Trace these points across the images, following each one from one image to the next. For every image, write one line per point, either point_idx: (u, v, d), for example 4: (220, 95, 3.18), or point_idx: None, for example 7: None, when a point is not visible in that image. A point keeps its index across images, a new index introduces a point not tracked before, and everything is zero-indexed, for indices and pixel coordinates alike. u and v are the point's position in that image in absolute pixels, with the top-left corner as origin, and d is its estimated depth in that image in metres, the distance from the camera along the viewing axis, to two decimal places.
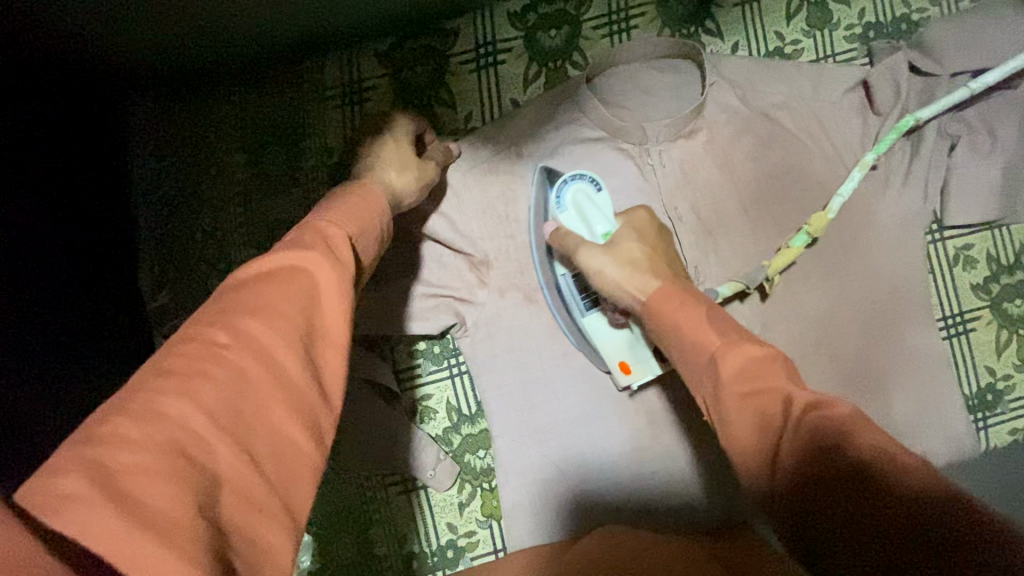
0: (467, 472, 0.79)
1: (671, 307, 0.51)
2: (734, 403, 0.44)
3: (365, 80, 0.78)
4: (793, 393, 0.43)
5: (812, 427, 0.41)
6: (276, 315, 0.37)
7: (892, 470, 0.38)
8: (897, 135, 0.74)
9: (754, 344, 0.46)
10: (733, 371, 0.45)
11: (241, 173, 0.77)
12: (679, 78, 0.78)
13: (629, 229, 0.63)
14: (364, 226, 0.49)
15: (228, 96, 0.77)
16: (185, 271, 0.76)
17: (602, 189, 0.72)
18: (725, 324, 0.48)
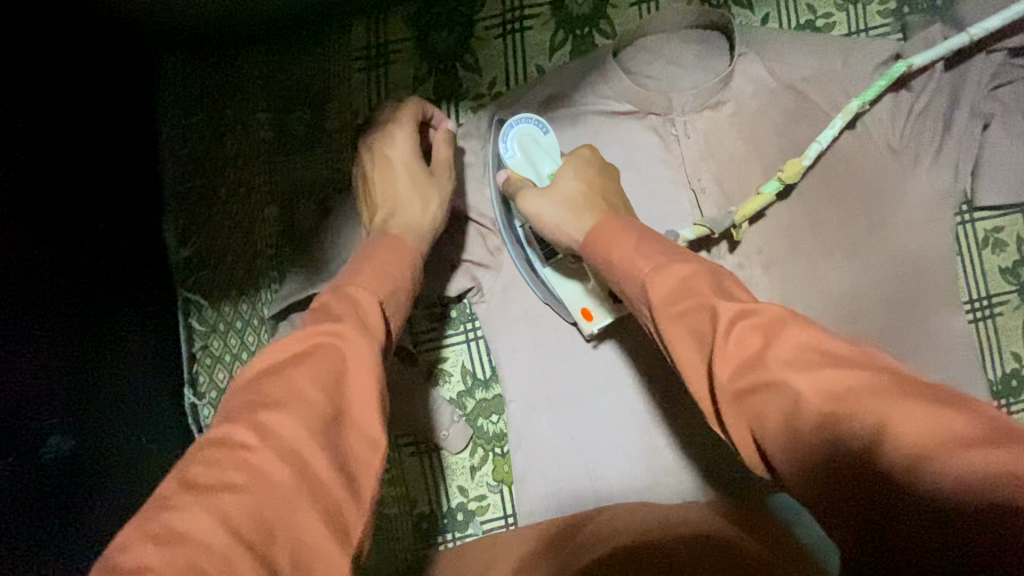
0: (480, 436, 0.79)
1: (603, 245, 0.55)
2: (672, 323, 0.47)
3: (391, 43, 0.78)
4: (719, 304, 0.46)
5: (738, 337, 0.44)
6: (299, 400, 0.42)
7: (817, 365, 0.41)
8: (889, 81, 0.73)
9: (680, 264, 0.50)
10: (661, 297, 0.48)
11: (266, 131, 0.78)
12: (708, 48, 0.77)
13: (574, 166, 0.66)
14: (392, 293, 0.53)
15: (257, 55, 0.78)
16: (210, 226, 0.77)
17: (548, 131, 0.71)
18: (654, 246, 0.52)
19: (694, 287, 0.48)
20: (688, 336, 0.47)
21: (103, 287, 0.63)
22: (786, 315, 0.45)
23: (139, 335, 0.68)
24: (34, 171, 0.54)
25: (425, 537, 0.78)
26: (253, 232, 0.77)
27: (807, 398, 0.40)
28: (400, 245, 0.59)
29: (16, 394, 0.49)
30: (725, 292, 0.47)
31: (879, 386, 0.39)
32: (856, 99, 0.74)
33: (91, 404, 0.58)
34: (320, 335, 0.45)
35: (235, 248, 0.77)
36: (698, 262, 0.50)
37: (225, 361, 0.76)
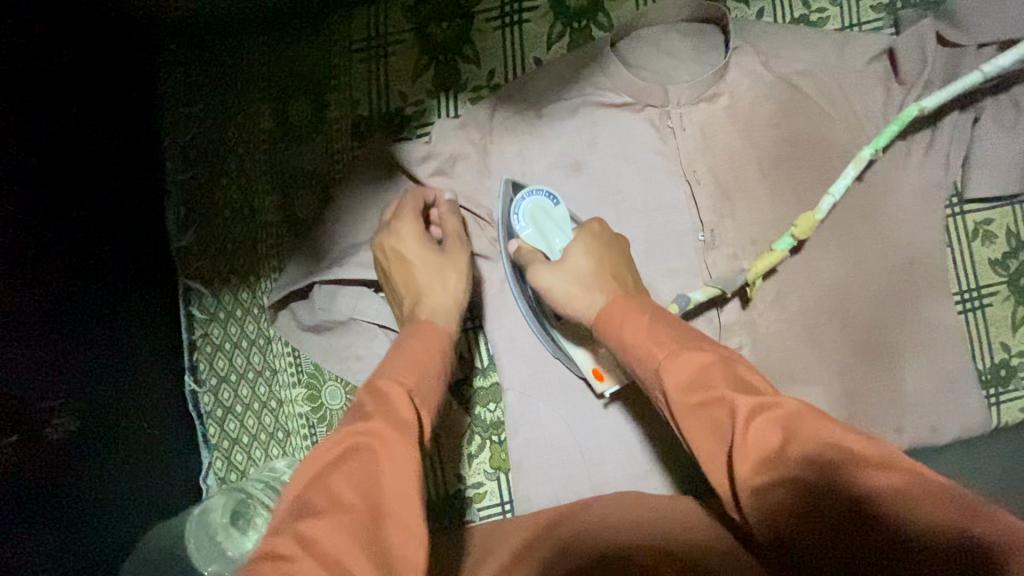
0: (477, 424, 0.81)
1: (618, 326, 0.54)
2: (689, 417, 0.46)
3: (391, 35, 0.79)
4: (732, 394, 0.44)
5: (758, 436, 0.42)
6: (336, 510, 0.41)
7: (832, 459, 0.40)
8: (900, 125, 0.74)
9: (694, 355, 0.48)
10: (679, 386, 0.47)
11: (266, 122, 0.78)
12: (703, 41, 0.78)
13: (585, 241, 0.65)
14: (424, 390, 0.50)
15: (258, 46, 0.78)
16: (211, 215, 0.78)
17: (559, 203, 0.74)
18: (671, 333, 0.50)
19: (709, 380, 0.46)
20: (702, 425, 0.46)
21: (101, 272, 0.63)
22: (803, 407, 0.43)
23: (140, 322, 0.69)
24: (33, 152, 0.54)
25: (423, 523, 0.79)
26: (254, 221, 0.78)
27: (830, 500, 0.40)
28: (431, 333, 0.56)
29: (20, 373, 0.50)
30: (741, 383, 0.45)
31: (886, 481, 0.38)
32: (867, 146, 0.75)
33: (91, 385, 0.59)
34: (355, 437, 0.44)
35: (236, 238, 0.78)
36: (713, 350, 0.49)
37: (225, 348, 0.77)
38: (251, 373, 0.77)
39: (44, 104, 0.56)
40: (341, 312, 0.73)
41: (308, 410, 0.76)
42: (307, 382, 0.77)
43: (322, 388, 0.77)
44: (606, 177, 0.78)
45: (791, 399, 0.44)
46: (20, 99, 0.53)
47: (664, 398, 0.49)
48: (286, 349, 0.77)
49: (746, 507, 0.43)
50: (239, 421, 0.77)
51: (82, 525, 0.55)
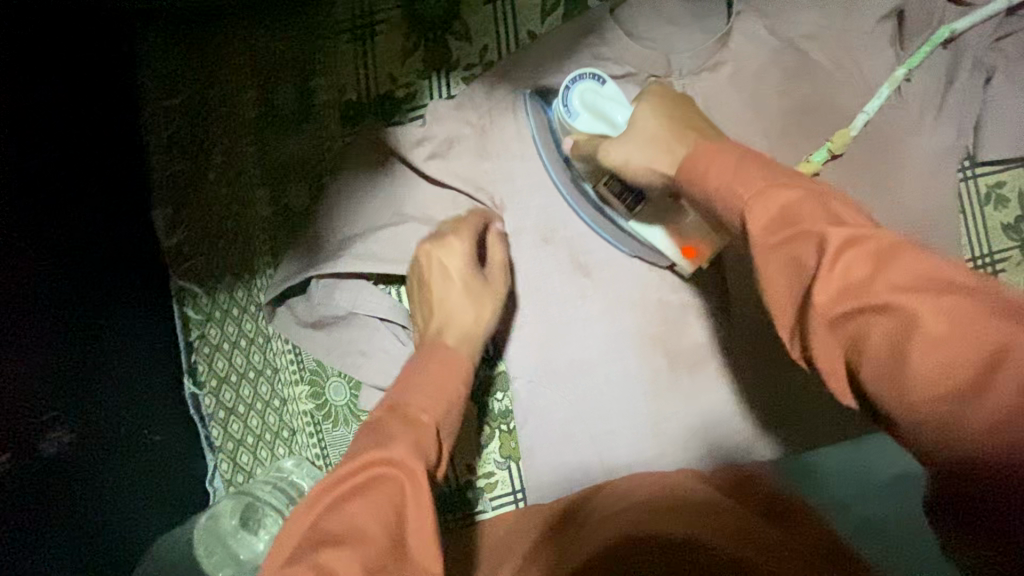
0: (485, 414, 0.79)
1: (700, 163, 0.45)
2: (768, 253, 0.40)
3: (376, 13, 0.75)
4: (822, 223, 0.38)
5: (851, 265, 0.36)
6: (358, 539, 0.38)
7: (936, 291, 0.34)
8: (932, 47, 0.73)
9: (785, 189, 0.41)
10: (760, 225, 0.40)
11: (250, 110, 0.74)
12: (704, 8, 0.74)
13: (648, 107, 0.59)
14: (445, 418, 0.49)
15: (237, 30, 0.74)
16: (198, 211, 0.74)
17: (607, 80, 0.66)
18: (756, 166, 0.43)
19: (794, 213, 0.39)
20: (780, 263, 0.39)
21: (81, 269, 0.59)
22: (911, 245, 0.37)
23: (128, 322, 0.66)
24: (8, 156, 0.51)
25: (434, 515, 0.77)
26: (244, 215, 0.75)
27: (921, 325, 0.33)
28: (450, 355, 0.54)
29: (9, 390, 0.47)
30: (833, 215, 0.38)
31: (978, 309, 0.33)
32: (903, 65, 0.73)
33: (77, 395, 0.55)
34: (381, 465, 0.42)
35: (226, 232, 0.74)
36: (809, 186, 0.41)
37: (223, 348, 0.75)
38: (252, 373, 0.75)
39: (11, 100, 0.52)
40: (341, 306, 0.71)
41: (312, 406, 0.75)
42: (310, 378, 0.75)
43: (325, 385, 0.75)
44: None
45: (891, 234, 0.37)
46: None
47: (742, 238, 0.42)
48: (287, 346, 0.75)
49: (820, 345, 0.37)
50: (242, 421, 0.75)
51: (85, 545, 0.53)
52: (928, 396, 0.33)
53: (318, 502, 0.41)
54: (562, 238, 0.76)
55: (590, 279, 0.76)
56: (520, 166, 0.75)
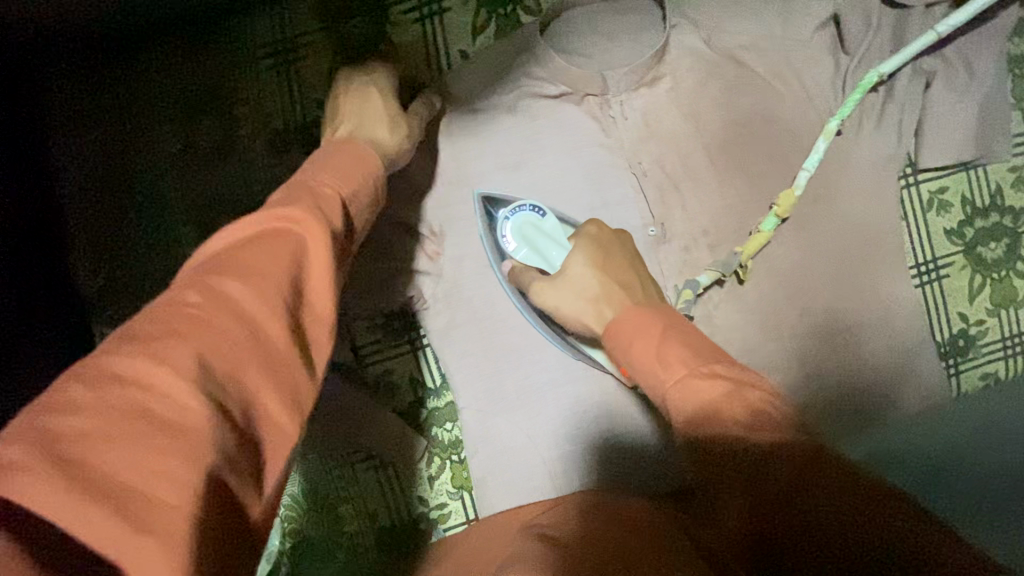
0: (436, 445, 0.76)
1: (630, 339, 0.51)
2: (695, 453, 0.45)
3: (298, 36, 0.71)
4: (742, 427, 0.43)
5: (769, 473, 0.41)
6: (256, 274, 0.37)
7: (836, 494, 0.39)
8: (862, 93, 0.71)
9: (707, 380, 0.46)
10: (685, 419, 0.45)
11: (173, 145, 0.71)
12: (639, 19, 0.72)
13: (587, 250, 0.63)
14: (352, 200, 0.49)
15: (153, 62, 0.71)
16: (125, 254, 0.71)
17: (547, 215, 0.71)
18: (682, 346, 0.49)
19: (717, 409, 0.44)
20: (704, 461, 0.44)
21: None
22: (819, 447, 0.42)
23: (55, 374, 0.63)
24: None
25: (390, 549, 0.76)
26: (172, 255, 0.72)
27: (830, 538, 0.38)
28: (366, 158, 0.54)
29: None
30: (748, 409, 0.44)
31: (876, 504, 0.38)
32: (834, 116, 0.72)
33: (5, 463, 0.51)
34: (278, 220, 0.41)
35: (154, 275, 0.71)
36: (727, 373, 0.46)
37: None
38: None
39: None
40: None
41: None
42: None
43: None
44: (548, 176, 0.73)
45: (801, 435, 0.43)
46: None
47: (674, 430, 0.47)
48: None
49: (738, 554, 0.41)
50: None
51: None
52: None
53: (225, 240, 0.39)
54: None
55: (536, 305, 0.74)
56: (458, 192, 0.72)
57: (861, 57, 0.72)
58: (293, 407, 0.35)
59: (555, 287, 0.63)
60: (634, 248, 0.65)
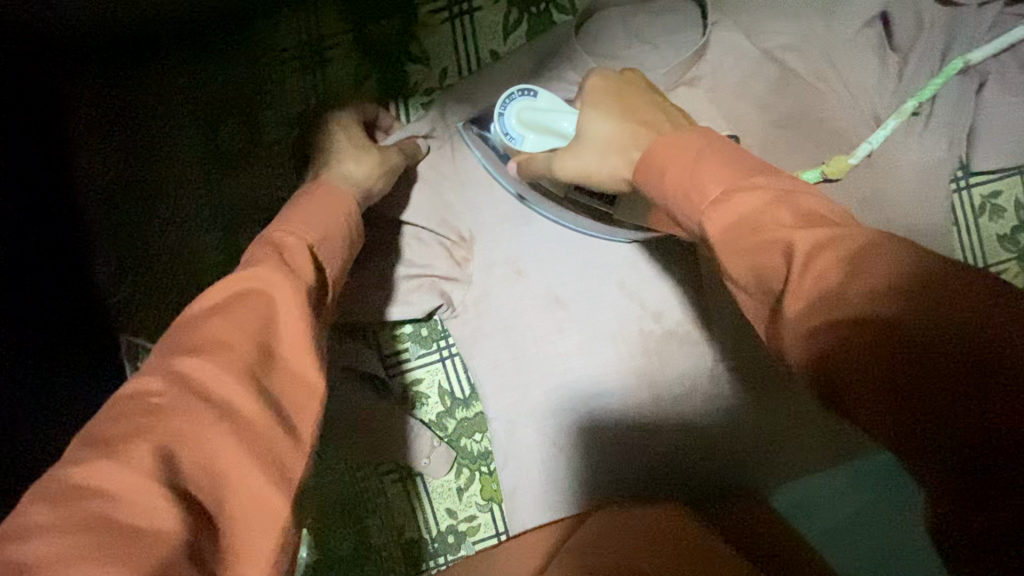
0: (464, 456, 0.74)
1: (660, 164, 0.44)
2: (732, 257, 0.38)
3: (325, 37, 0.69)
4: (791, 231, 0.36)
5: (824, 268, 0.34)
6: (225, 348, 0.35)
7: (901, 259, 0.33)
8: (946, 79, 0.67)
9: (744, 193, 0.39)
10: (728, 223, 0.38)
11: (195, 151, 0.69)
12: (675, 20, 0.69)
13: (594, 106, 0.56)
14: (325, 242, 0.47)
15: (177, 63, 0.69)
16: (146, 256, 0.69)
17: (539, 91, 0.62)
18: (715, 164, 0.41)
19: (756, 220, 0.38)
20: (746, 267, 0.38)
21: (26, 347, 0.51)
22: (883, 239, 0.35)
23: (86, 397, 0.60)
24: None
25: (417, 562, 0.74)
26: (195, 262, 0.70)
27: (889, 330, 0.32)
28: (335, 197, 0.51)
29: None
30: (799, 213, 0.37)
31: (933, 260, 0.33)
32: (912, 98, 0.68)
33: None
34: (244, 280, 0.38)
35: (175, 282, 0.69)
36: (774, 182, 0.40)
37: None
38: None
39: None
40: None
41: None
42: None
43: None
44: None
45: (857, 230, 0.35)
46: None
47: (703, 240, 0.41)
48: None
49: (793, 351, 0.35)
50: None
51: None
52: (937, 330, 0.31)
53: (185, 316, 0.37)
54: (536, 272, 0.71)
55: (566, 310, 0.72)
56: (488, 199, 0.70)
57: (915, 57, 0.69)
58: (265, 459, 0.33)
59: (577, 151, 0.56)
60: (645, 84, 0.58)
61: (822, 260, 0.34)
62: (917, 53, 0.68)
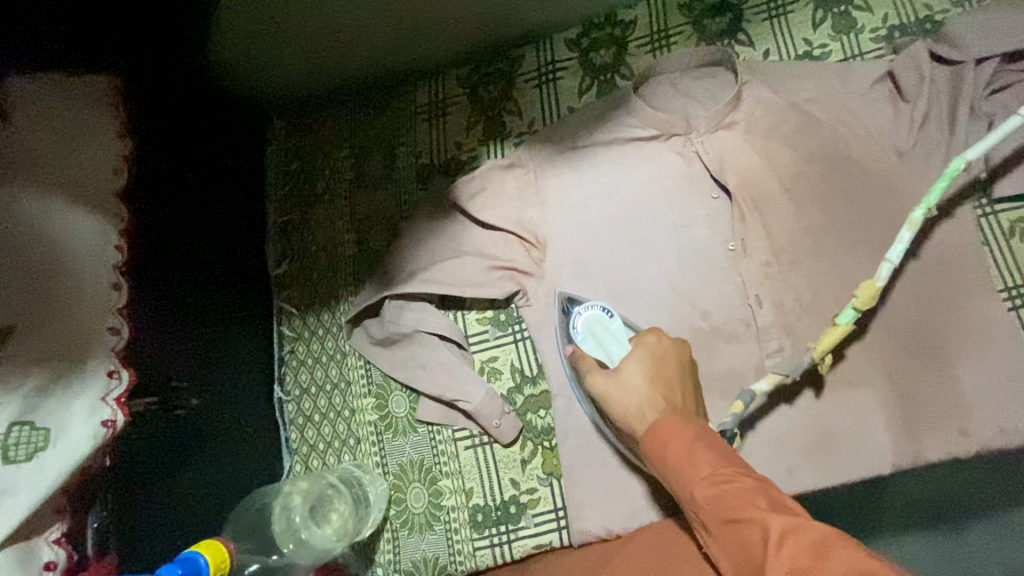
0: (530, 430, 0.84)
1: (660, 439, 0.59)
2: (718, 525, 0.53)
3: (448, 98, 0.94)
4: (766, 519, 0.50)
5: (791, 554, 0.47)
6: None
7: None
8: (951, 182, 0.73)
9: (725, 471, 0.54)
10: (708, 494, 0.54)
11: (348, 174, 0.94)
12: (714, 83, 0.89)
13: (636, 361, 0.68)
14: None
15: (343, 114, 0.96)
16: (298, 246, 0.92)
17: (615, 316, 0.79)
18: (706, 448, 0.56)
19: (728, 494, 0.52)
20: (730, 536, 0.52)
21: (209, 279, 0.72)
22: (840, 536, 0.46)
23: (242, 338, 0.80)
24: (199, 208, 0.72)
25: (482, 527, 0.82)
26: (336, 254, 0.91)
27: None
28: None
29: (174, 366, 0.61)
30: (774, 503, 0.51)
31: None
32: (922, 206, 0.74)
33: (200, 384, 0.66)
34: None
35: (321, 266, 0.91)
36: (754, 474, 0.54)
37: (308, 363, 0.88)
38: (328, 386, 0.87)
39: (200, 175, 0.75)
40: (405, 325, 0.83)
41: (376, 417, 0.86)
42: (376, 391, 0.86)
43: (389, 397, 0.86)
44: (638, 205, 0.86)
45: (822, 525, 0.48)
46: (186, 169, 0.71)
47: (697, 509, 0.55)
48: (359, 362, 0.87)
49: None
50: (317, 428, 0.86)
51: (207, 500, 0.64)
52: None
53: None
54: (596, 271, 0.85)
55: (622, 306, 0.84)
56: (560, 211, 0.86)
57: (924, 103, 0.81)
58: None
59: (609, 380, 0.68)
60: (689, 360, 0.69)
61: (782, 547, 0.47)
62: (926, 99, 0.81)
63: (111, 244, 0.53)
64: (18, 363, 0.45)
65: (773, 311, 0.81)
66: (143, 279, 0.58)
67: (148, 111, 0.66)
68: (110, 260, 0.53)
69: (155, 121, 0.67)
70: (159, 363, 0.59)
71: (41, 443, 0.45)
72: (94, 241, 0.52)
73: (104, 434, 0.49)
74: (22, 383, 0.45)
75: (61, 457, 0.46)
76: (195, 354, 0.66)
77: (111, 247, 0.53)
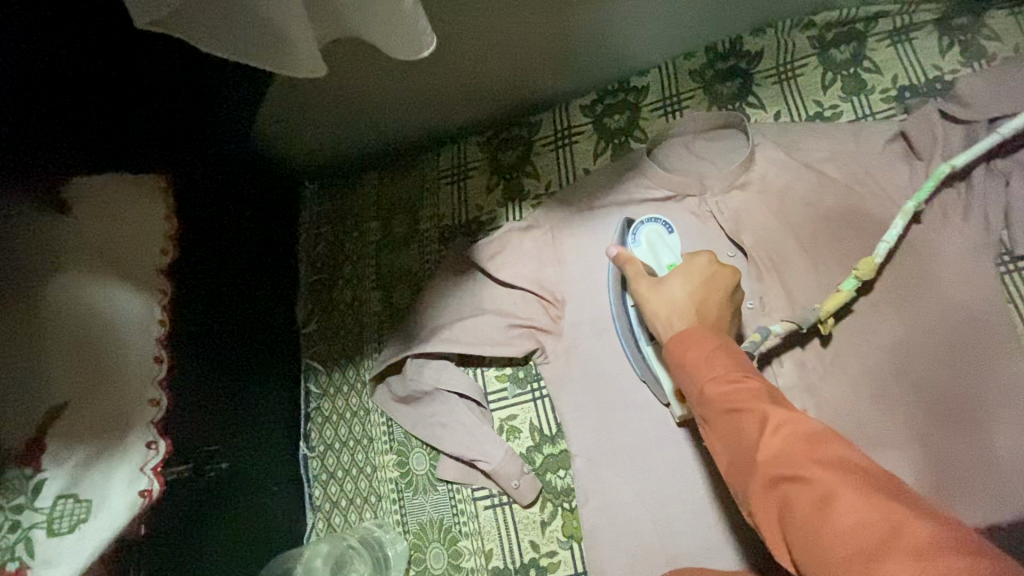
0: (550, 490, 0.84)
1: (681, 340, 0.59)
2: (719, 414, 0.54)
3: (469, 162, 0.99)
4: (772, 412, 0.51)
5: (783, 442, 0.50)
6: None
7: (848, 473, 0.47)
8: (937, 183, 0.80)
9: (741, 373, 0.55)
10: (717, 391, 0.54)
11: (374, 235, 0.99)
12: (727, 144, 0.91)
13: (684, 272, 0.68)
14: None
15: (370, 178, 1.01)
16: (326, 302, 0.96)
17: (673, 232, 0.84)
18: (723, 352, 0.56)
19: (739, 388, 0.54)
20: (725, 425, 0.53)
21: (238, 343, 0.76)
22: (832, 433, 0.50)
23: (268, 398, 0.83)
24: (229, 275, 0.77)
25: None
26: (361, 311, 0.94)
27: (834, 503, 0.45)
28: None
29: (204, 432, 0.64)
30: (777, 402, 0.53)
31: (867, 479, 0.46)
32: (913, 199, 0.80)
33: (227, 448, 0.69)
34: None
35: (347, 323, 0.94)
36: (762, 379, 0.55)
37: (332, 420, 0.90)
38: (352, 442, 0.89)
39: (233, 243, 0.80)
40: (427, 383, 0.85)
41: (397, 474, 0.86)
42: (398, 448, 0.87)
43: (410, 455, 0.87)
44: None
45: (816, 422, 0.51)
46: (220, 239, 0.77)
47: (698, 401, 0.56)
48: (381, 418, 0.89)
49: (759, 495, 0.50)
50: (339, 484, 0.88)
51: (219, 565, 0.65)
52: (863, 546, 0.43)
53: None
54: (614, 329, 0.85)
55: None
56: (577, 269, 0.87)
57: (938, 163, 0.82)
58: None
59: (652, 288, 0.69)
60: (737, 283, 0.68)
61: (780, 436, 0.50)
62: (939, 160, 0.82)
63: (156, 318, 0.57)
64: (69, 436, 0.49)
65: (795, 371, 0.82)
66: (180, 350, 0.62)
67: (189, 186, 0.72)
68: (154, 334, 0.56)
69: (196, 199, 0.73)
70: (190, 432, 0.61)
71: (84, 514, 0.48)
72: (141, 317, 0.56)
73: (143, 503, 0.51)
74: (71, 456, 0.49)
75: (99, 527, 0.49)
76: (222, 418, 0.69)
77: (156, 321, 0.57)
